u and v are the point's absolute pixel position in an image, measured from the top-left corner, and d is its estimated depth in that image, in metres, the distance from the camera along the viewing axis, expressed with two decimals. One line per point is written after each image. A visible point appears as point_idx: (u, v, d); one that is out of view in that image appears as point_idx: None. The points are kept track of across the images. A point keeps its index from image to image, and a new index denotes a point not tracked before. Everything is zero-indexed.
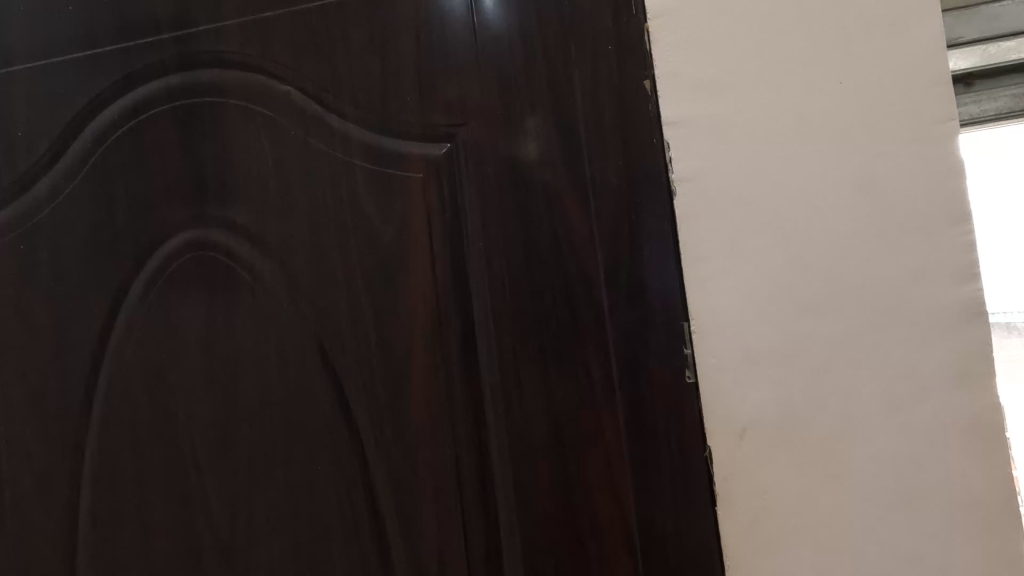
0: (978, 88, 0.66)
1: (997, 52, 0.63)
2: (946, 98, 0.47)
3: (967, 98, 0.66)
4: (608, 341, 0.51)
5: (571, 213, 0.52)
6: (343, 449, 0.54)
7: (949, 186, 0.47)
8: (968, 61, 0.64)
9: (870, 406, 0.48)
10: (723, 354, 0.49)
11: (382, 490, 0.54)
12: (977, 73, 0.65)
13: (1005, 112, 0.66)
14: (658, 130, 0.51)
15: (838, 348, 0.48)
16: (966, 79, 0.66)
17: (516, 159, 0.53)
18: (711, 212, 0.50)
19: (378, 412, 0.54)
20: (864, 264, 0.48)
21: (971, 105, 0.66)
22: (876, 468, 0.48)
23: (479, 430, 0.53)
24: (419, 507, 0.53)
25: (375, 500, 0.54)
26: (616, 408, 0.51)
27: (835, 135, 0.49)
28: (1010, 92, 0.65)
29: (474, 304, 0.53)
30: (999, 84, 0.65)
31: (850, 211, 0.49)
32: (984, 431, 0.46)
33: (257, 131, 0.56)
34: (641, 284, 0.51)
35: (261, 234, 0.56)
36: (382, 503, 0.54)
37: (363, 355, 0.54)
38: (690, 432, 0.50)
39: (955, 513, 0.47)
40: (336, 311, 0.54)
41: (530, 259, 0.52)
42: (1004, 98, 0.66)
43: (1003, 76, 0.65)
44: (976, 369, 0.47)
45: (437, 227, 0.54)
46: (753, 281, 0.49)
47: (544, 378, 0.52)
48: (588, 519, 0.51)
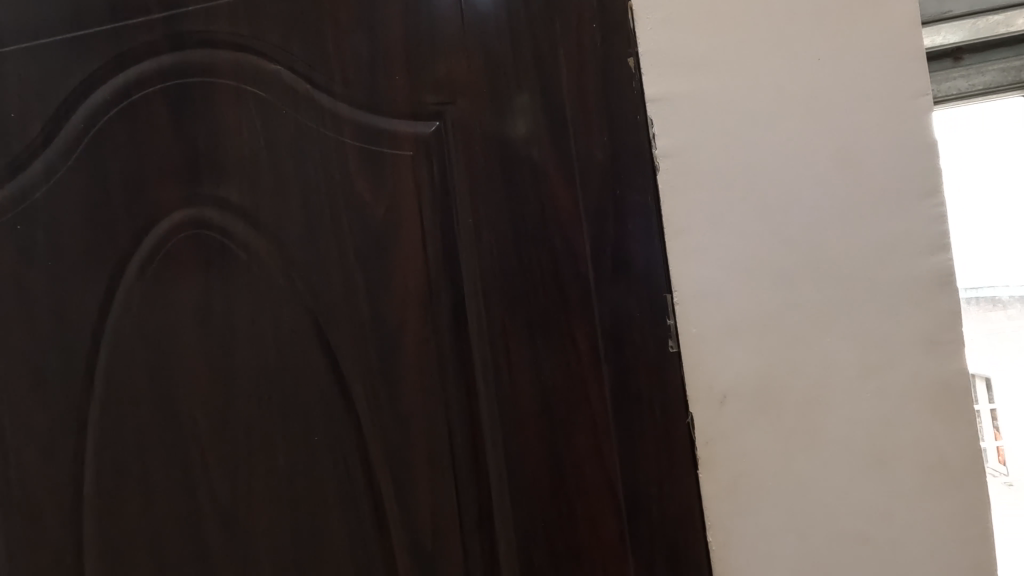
0: (968, 62, 0.70)
1: (987, 26, 0.67)
2: (922, 73, 0.49)
3: (956, 72, 0.71)
4: (594, 313, 0.53)
5: (558, 188, 0.53)
6: (340, 419, 0.57)
7: (922, 159, 0.49)
8: (957, 35, 0.68)
9: (845, 372, 0.50)
10: (705, 324, 0.51)
11: (378, 458, 0.56)
12: (966, 47, 0.70)
13: (993, 86, 0.71)
14: (642, 107, 0.52)
15: (815, 317, 0.50)
16: (955, 54, 0.70)
17: (504, 136, 0.54)
18: (693, 187, 0.51)
19: (372, 384, 0.56)
20: (841, 236, 0.50)
21: (960, 80, 0.71)
22: (849, 432, 0.50)
23: (470, 399, 0.55)
24: (413, 474, 0.56)
25: (371, 468, 0.56)
26: (602, 377, 0.53)
27: (813, 111, 0.50)
28: (998, 65, 0.70)
29: (464, 278, 0.54)
30: (987, 58, 0.70)
31: (827, 185, 0.50)
32: (953, 395, 0.48)
33: (248, 111, 0.57)
34: (625, 257, 0.52)
35: (254, 212, 0.57)
36: (378, 470, 0.56)
37: (357, 329, 0.56)
38: (673, 399, 0.52)
39: (924, 474, 0.49)
40: (330, 287, 0.56)
41: (518, 235, 0.54)
42: (992, 71, 0.70)
43: (991, 50, 0.70)
44: (945, 336, 0.49)
45: (427, 204, 0.55)
46: (734, 254, 0.51)
47: (532, 349, 0.54)
48: (575, 484, 0.53)
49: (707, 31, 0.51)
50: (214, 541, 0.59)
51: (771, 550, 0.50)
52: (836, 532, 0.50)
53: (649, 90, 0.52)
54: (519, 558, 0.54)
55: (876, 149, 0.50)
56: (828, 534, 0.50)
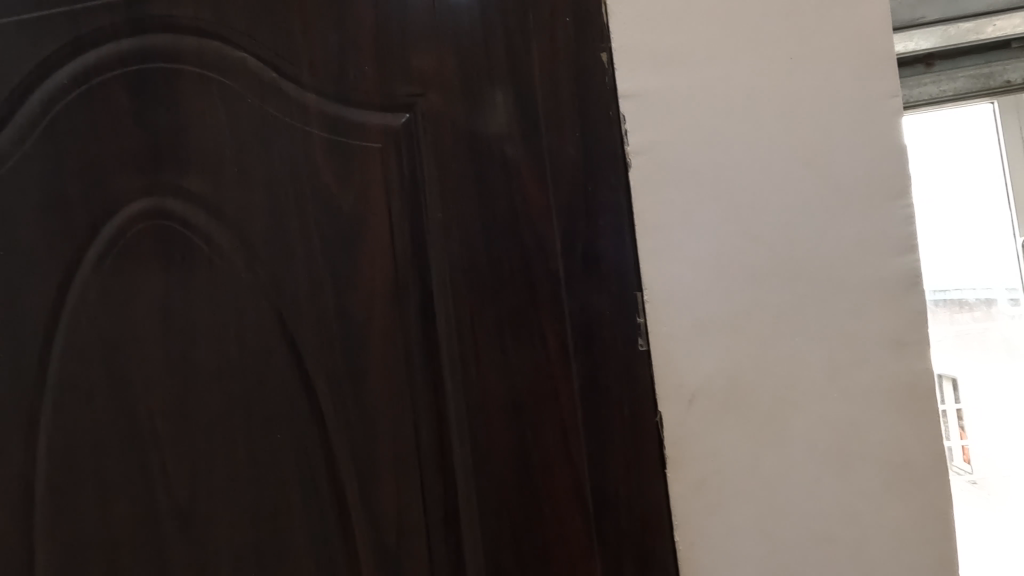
0: None
1: None
2: (890, 75, 0.49)
3: None
4: (563, 310, 0.52)
5: (529, 183, 0.53)
6: (303, 416, 0.55)
7: (891, 161, 0.49)
8: None
9: (812, 372, 0.50)
10: (675, 323, 0.51)
11: (342, 456, 0.55)
12: None
13: None
14: (615, 103, 0.51)
15: (783, 317, 0.50)
16: None
17: (475, 129, 0.53)
18: (665, 184, 0.51)
19: (338, 381, 0.54)
20: (810, 235, 0.50)
21: None
22: (815, 432, 0.50)
23: (437, 397, 0.54)
24: (379, 473, 0.55)
25: (335, 467, 0.55)
26: (570, 375, 0.52)
27: (783, 110, 0.50)
28: None
29: (433, 274, 0.53)
30: None
31: (798, 186, 0.50)
32: (918, 395, 0.49)
33: (212, 98, 0.56)
34: (596, 254, 0.52)
35: (218, 203, 0.56)
36: (342, 468, 0.55)
37: (322, 324, 0.54)
38: (642, 398, 0.51)
39: (887, 473, 0.49)
40: (295, 281, 0.55)
41: (488, 231, 0.53)
42: None
43: None
44: (911, 337, 0.49)
45: (396, 198, 0.54)
46: (705, 253, 0.50)
47: (501, 346, 0.53)
48: (543, 483, 0.53)
49: (680, 27, 0.51)
50: (171, 541, 0.57)
51: (737, 550, 0.50)
52: (802, 532, 0.50)
53: (622, 86, 0.51)
54: (484, 558, 0.54)
55: (846, 150, 0.50)
56: (794, 534, 0.50)
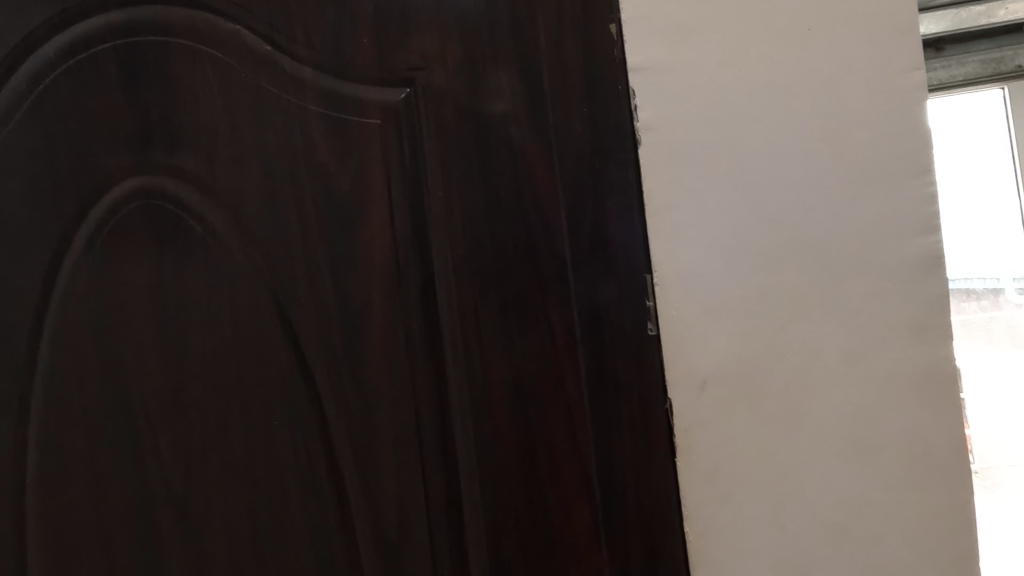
0: None
1: None
2: (914, 46, 0.47)
3: None
4: (570, 293, 0.50)
5: (534, 162, 0.50)
6: (301, 403, 0.54)
7: (913, 137, 0.47)
8: None
9: (829, 358, 0.48)
10: (686, 306, 0.49)
11: (341, 444, 0.53)
12: None
13: None
14: (624, 77, 0.49)
15: (799, 301, 0.48)
16: None
17: (478, 105, 0.51)
18: (676, 162, 0.49)
19: (336, 366, 0.53)
20: (828, 216, 0.48)
21: None
22: (831, 420, 0.48)
23: (440, 383, 0.52)
24: (379, 461, 0.53)
25: (335, 455, 0.54)
26: (577, 361, 0.50)
27: (801, 85, 0.48)
28: None
29: (435, 256, 0.52)
30: None
31: (816, 164, 0.48)
32: (939, 382, 0.47)
33: (204, 73, 0.53)
34: (604, 235, 0.50)
35: (211, 182, 0.54)
36: (342, 457, 0.53)
37: (320, 307, 0.53)
38: (651, 385, 0.49)
39: (906, 463, 0.48)
40: (291, 264, 0.53)
41: (492, 210, 0.51)
42: None
43: None
44: (933, 322, 0.47)
45: (396, 177, 0.52)
46: (718, 234, 0.48)
47: (505, 331, 0.51)
48: (548, 472, 0.51)
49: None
50: (166, 530, 0.56)
51: (749, 541, 0.49)
52: (816, 523, 0.48)
53: (632, 59, 0.49)
54: (487, 548, 0.52)
55: (865, 125, 0.48)
56: (808, 525, 0.48)
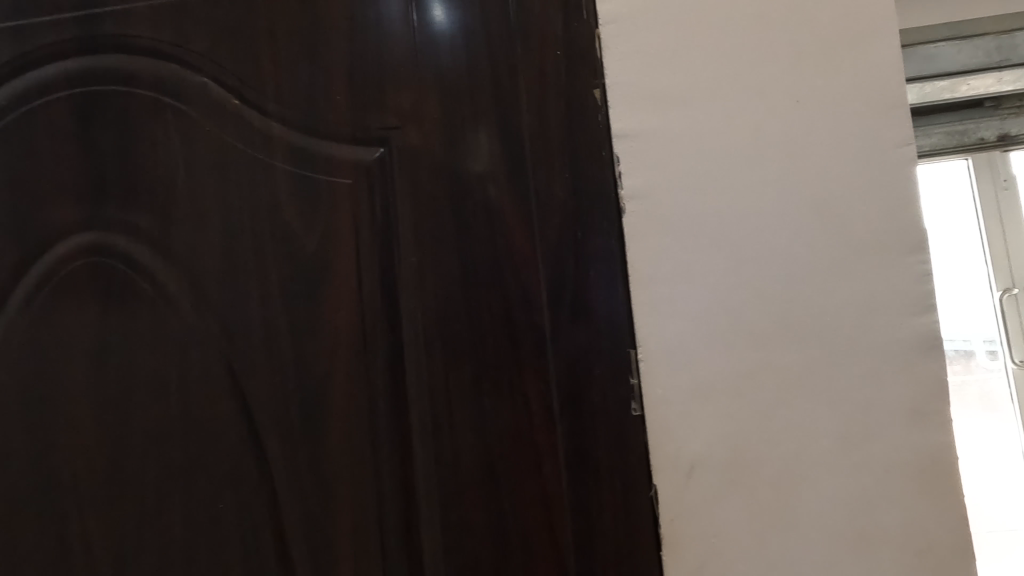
0: None
1: None
2: (904, 120, 0.46)
3: None
4: (548, 367, 0.47)
5: (513, 227, 0.48)
6: (251, 482, 0.49)
7: (906, 212, 0.45)
8: None
9: (823, 443, 0.45)
10: (672, 384, 0.46)
11: (294, 529, 0.48)
12: None
13: None
14: (608, 142, 0.47)
15: (791, 381, 0.45)
16: None
17: (455, 166, 0.49)
18: (662, 230, 0.46)
19: (292, 442, 0.48)
20: (819, 292, 0.46)
21: None
22: (827, 511, 0.44)
23: (405, 463, 0.48)
24: (335, 550, 0.48)
25: (285, 543, 0.48)
26: (555, 441, 0.47)
27: (789, 156, 0.46)
28: None
29: (404, 324, 0.48)
30: None
31: (806, 237, 0.46)
32: (940, 472, 0.44)
33: (165, 125, 0.51)
34: (585, 306, 0.47)
35: (166, 239, 0.50)
36: (293, 545, 0.48)
37: (276, 376, 0.48)
38: (634, 469, 0.46)
39: (908, 560, 0.44)
40: (248, 329, 0.49)
41: (467, 276, 0.48)
42: None
43: None
44: (931, 406, 0.44)
45: (365, 237, 0.49)
46: (705, 308, 0.46)
47: (478, 407, 0.47)
48: (521, 565, 0.46)
49: (679, 63, 0.47)
50: None
51: None
52: None
53: (616, 123, 0.47)
54: None
55: (857, 198, 0.46)
56: None
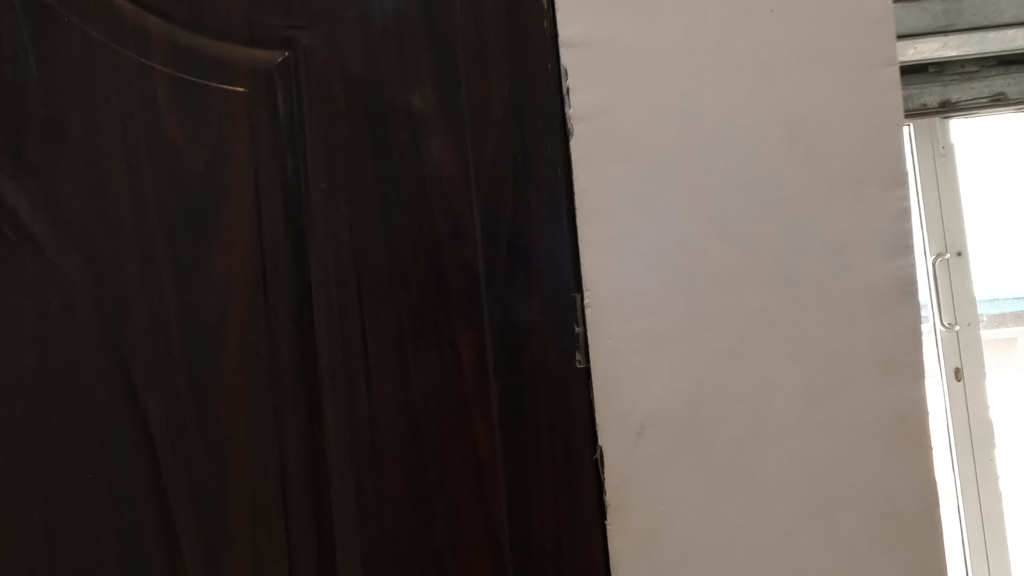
0: None
1: None
2: (888, 36, 0.40)
3: None
4: (482, 313, 0.40)
5: (441, 149, 0.41)
6: (125, 450, 0.40)
7: (885, 143, 0.41)
8: None
9: (787, 399, 0.40)
10: (622, 335, 0.41)
11: (180, 505, 0.40)
12: None
13: None
14: (554, 53, 0.41)
15: (754, 331, 0.40)
16: None
17: (373, 75, 0.41)
18: (614, 159, 0.41)
19: (176, 402, 0.40)
20: (787, 231, 0.41)
21: None
22: (788, 472, 0.40)
23: (312, 424, 0.41)
24: (229, 533, 0.40)
25: (169, 522, 0.40)
26: (488, 398, 0.40)
27: (762, 77, 0.41)
28: None
29: (310, 262, 0.40)
30: None
31: (776, 169, 0.41)
32: (909, 429, 0.40)
33: (16, 14, 0.41)
34: (524, 244, 0.40)
35: (20, 157, 0.41)
36: (179, 524, 0.40)
37: (156, 326, 0.40)
38: (577, 428, 0.40)
39: (873, 523, 0.40)
40: (122, 265, 0.40)
41: (387, 208, 0.40)
42: None
43: None
44: (903, 358, 0.40)
45: (265, 159, 0.41)
46: (661, 248, 0.41)
47: (399, 358, 0.40)
48: (449, 542, 0.40)
49: None
50: None
51: None
52: None
53: (565, 32, 0.41)
54: None
55: (833, 126, 0.41)
56: None
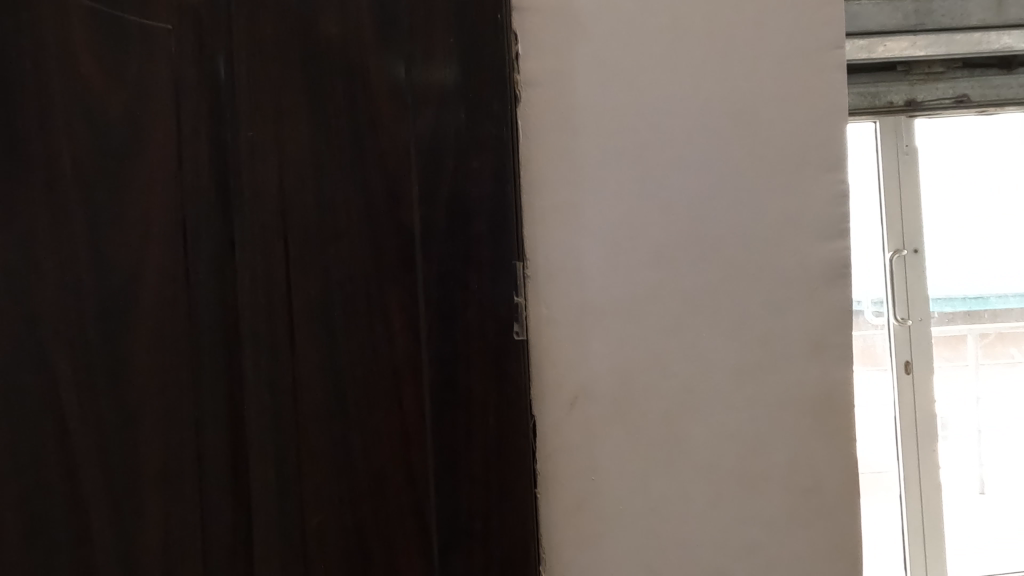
0: None
1: None
2: (836, 17, 0.40)
3: None
4: (417, 279, 0.38)
5: (381, 101, 0.38)
6: (16, 416, 0.35)
7: (827, 124, 0.40)
8: None
9: (719, 377, 0.40)
10: (560, 305, 0.40)
11: (78, 478, 0.36)
12: None
13: None
14: (504, 8, 0.39)
15: (691, 308, 0.40)
16: None
17: (310, 18, 0.38)
18: (560, 128, 0.40)
19: (79, 363, 0.36)
20: (729, 208, 0.40)
21: None
22: (714, 449, 0.40)
23: (232, 389, 0.38)
24: (136, 507, 0.37)
25: (65, 497, 0.36)
26: (420, 368, 0.38)
27: (711, 50, 0.40)
28: None
29: (236, 216, 0.38)
30: None
31: (721, 145, 0.40)
32: (833, 409, 0.40)
33: None
34: (465, 207, 0.39)
35: None
36: (76, 499, 0.36)
37: (60, 281, 0.36)
38: (512, 401, 0.39)
39: (793, 501, 0.40)
40: (20, 208, 0.36)
41: (321, 162, 0.38)
42: None
43: None
44: (833, 339, 0.40)
45: (186, 102, 0.37)
46: (602, 221, 0.40)
47: (326, 322, 0.38)
48: (374, 518, 0.38)
49: None
50: None
51: None
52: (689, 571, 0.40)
53: None
54: None
55: (779, 103, 0.40)
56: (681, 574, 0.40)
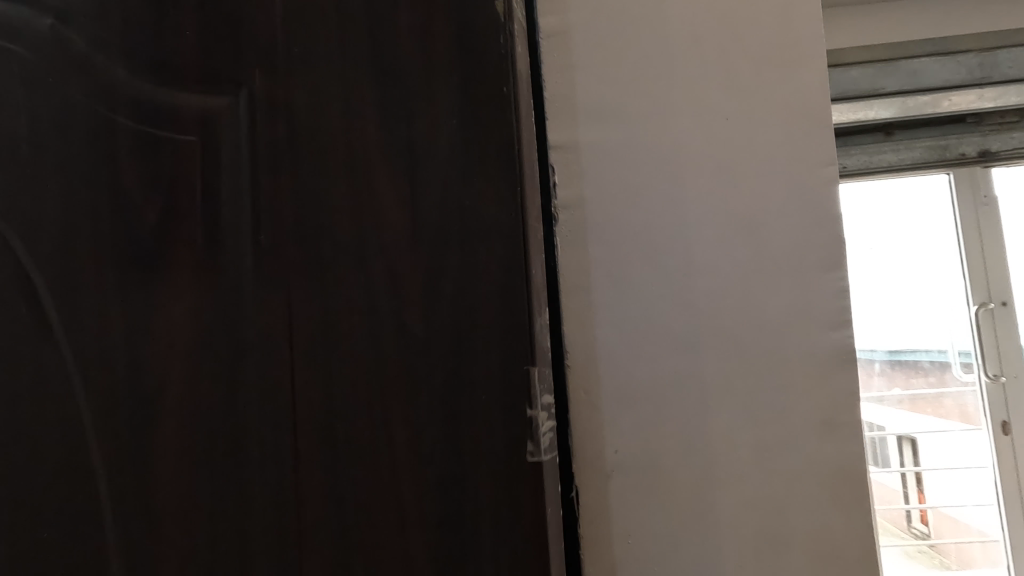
0: None
1: None
2: (828, 142, 0.48)
3: None
4: (421, 385, 0.36)
5: (386, 202, 0.37)
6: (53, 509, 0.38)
7: (826, 232, 0.47)
8: None
9: (740, 451, 0.47)
10: (596, 390, 0.47)
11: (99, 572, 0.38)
12: None
13: None
14: (545, 154, 0.49)
15: (712, 390, 0.47)
16: None
17: (319, 123, 0.39)
18: (591, 243, 0.48)
19: (103, 462, 0.38)
20: (741, 305, 0.47)
21: None
22: (738, 514, 0.46)
23: (237, 498, 0.37)
24: None
25: None
26: (423, 486, 0.36)
27: (718, 175, 0.48)
28: None
29: (247, 322, 0.38)
30: None
31: (730, 253, 0.48)
32: (847, 480, 0.46)
33: None
34: (471, 310, 0.36)
35: None
36: None
37: (91, 386, 0.39)
38: (523, 526, 0.35)
39: (815, 562, 0.46)
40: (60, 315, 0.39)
41: (325, 268, 0.38)
42: None
43: None
44: (842, 417, 0.46)
45: (205, 204, 0.39)
46: (630, 320, 0.48)
47: (329, 432, 0.37)
48: None
49: (616, 77, 0.49)
50: None
51: None
52: None
53: (553, 135, 0.49)
54: None
55: (781, 216, 0.48)
56: None
